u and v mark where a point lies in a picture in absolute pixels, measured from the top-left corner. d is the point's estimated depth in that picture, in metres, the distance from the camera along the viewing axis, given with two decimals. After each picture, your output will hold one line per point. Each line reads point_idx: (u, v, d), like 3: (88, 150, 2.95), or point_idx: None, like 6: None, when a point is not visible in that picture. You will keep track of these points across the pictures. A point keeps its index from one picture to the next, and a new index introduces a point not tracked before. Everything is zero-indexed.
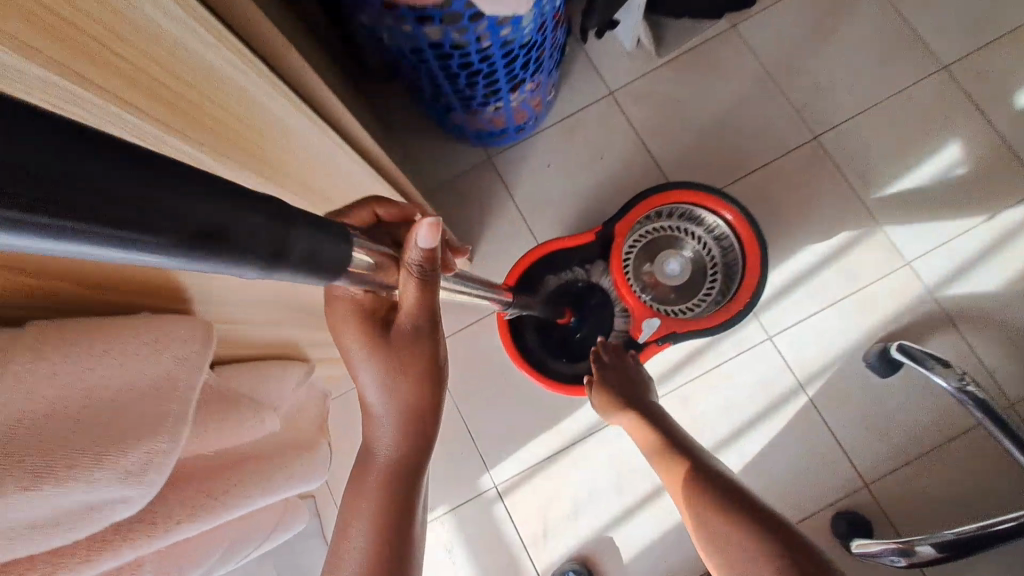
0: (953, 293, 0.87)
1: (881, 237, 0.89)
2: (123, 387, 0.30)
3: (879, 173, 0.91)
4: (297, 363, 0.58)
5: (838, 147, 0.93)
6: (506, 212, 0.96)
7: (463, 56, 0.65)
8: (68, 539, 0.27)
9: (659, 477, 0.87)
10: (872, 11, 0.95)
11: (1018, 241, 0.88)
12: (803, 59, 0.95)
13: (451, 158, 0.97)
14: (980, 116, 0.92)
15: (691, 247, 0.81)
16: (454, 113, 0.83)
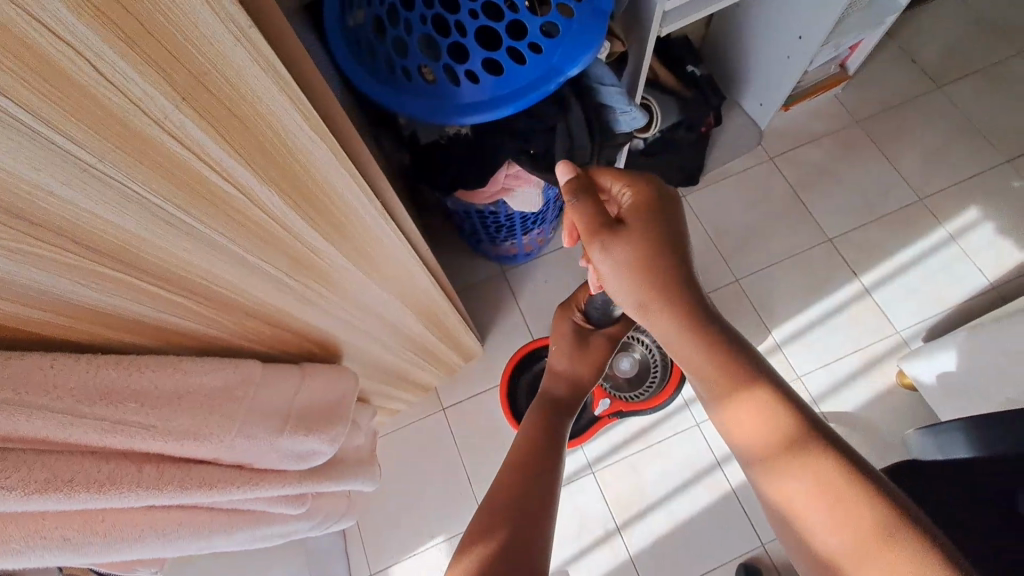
0: (830, 403, 1.18)
1: (779, 357, 1.22)
2: (325, 398, 0.61)
3: (783, 308, 1.26)
4: (370, 407, 0.87)
5: (755, 287, 1.28)
6: (512, 310, 1.29)
7: (494, 219, 1.03)
8: (292, 466, 0.56)
9: (610, 525, 1.12)
10: (779, 195, 1.36)
11: (881, 367, 1.20)
12: (731, 223, 1.34)
13: (476, 268, 1.33)
14: (854, 276, 1.28)
15: (639, 351, 1.14)
16: (482, 243, 1.20)
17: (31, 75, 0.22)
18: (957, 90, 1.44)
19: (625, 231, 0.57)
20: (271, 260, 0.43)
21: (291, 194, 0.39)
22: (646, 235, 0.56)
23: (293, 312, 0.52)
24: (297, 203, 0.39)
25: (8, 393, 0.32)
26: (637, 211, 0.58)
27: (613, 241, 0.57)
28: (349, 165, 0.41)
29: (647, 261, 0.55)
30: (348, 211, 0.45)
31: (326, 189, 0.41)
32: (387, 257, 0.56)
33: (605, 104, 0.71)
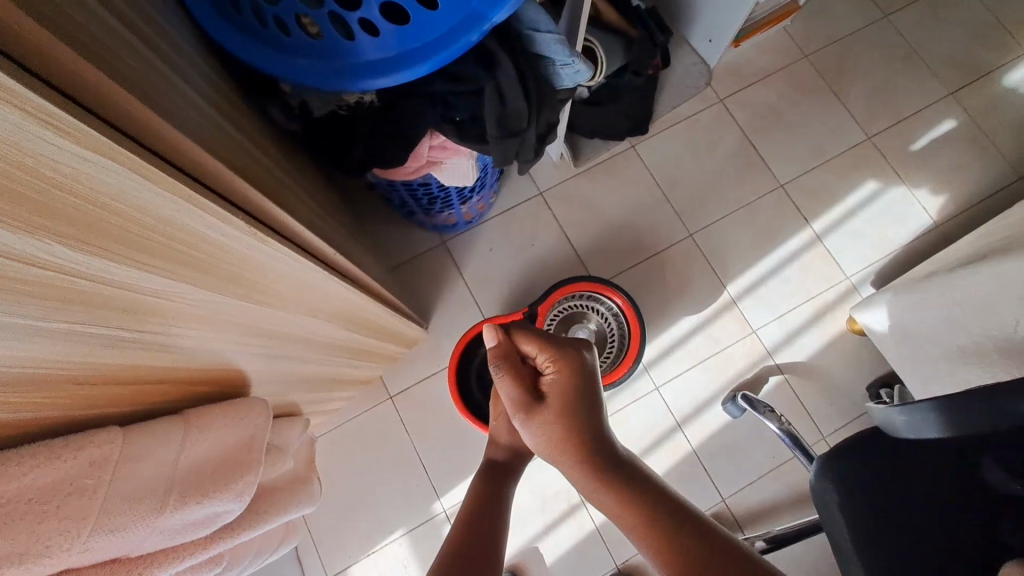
0: (784, 355, 1.17)
1: (735, 312, 1.19)
2: (227, 444, 0.50)
3: (737, 261, 1.22)
4: (299, 421, 0.77)
5: (709, 241, 1.23)
6: (457, 285, 1.19)
7: (426, 191, 0.90)
8: (190, 536, 0.46)
9: (574, 499, 1.09)
10: (730, 141, 1.29)
11: (832, 315, 1.19)
12: (682, 174, 1.27)
13: (413, 240, 1.20)
14: (805, 223, 1.25)
15: (595, 321, 1.08)
16: (417, 214, 1.07)
17: None
18: (903, 19, 1.39)
19: (546, 406, 0.61)
20: (86, 316, 0.31)
21: (76, 233, 0.27)
22: (566, 411, 0.60)
23: (157, 359, 0.40)
24: (88, 244, 0.28)
25: None
26: (558, 388, 0.61)
27: (536, 416, 0.61)
28: (166, 175, 0.29)
29: (566, 434, 0.59)
30: (185, 228, 0.33)
31: (131, 209, 0.29)
32: (272, 270, 0.44)
33: (542, 55, 0.59)
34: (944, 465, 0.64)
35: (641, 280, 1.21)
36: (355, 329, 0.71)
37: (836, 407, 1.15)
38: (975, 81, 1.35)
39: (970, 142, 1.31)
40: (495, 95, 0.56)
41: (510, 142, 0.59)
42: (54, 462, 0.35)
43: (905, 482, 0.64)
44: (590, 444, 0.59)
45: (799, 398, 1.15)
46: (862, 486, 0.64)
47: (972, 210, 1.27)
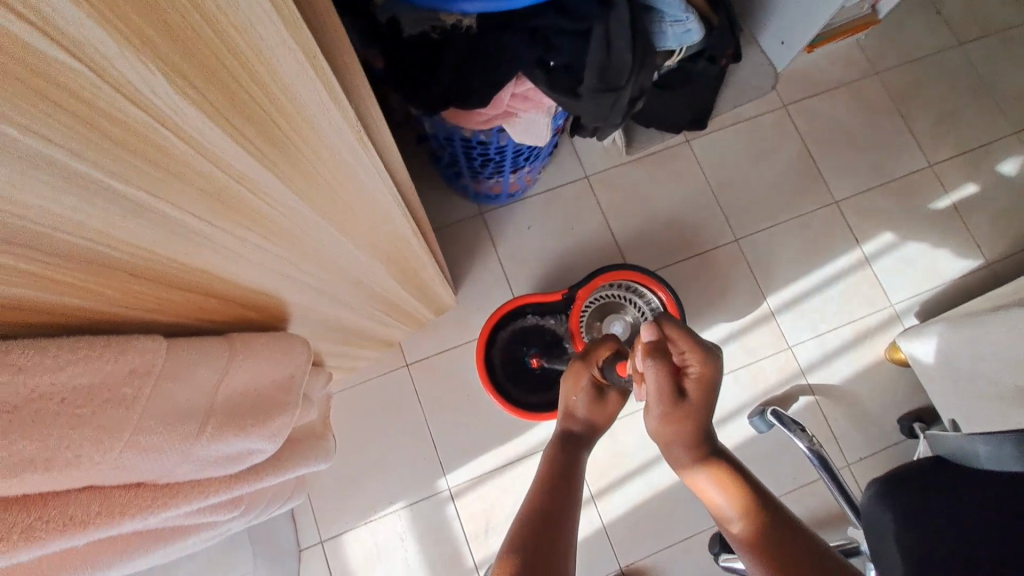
0: (817, 375, 1.13)
1: (773, 324, 1.15)
2: (267, 378, 0.45)
3: (781, 273, 1.18)
4: (324, 371, 0.72)
5: (755, 248, 1.19)
6: (490, 258, 1.14)
7: (482, 151, 0.85)
8: (218, 472, 0.42)
9: (584, 494, 1.05)
10: (788, 149, 1.25)
11: (872, 341, 1.15)
12: (735, 176, 1.22)
13: (450, 207, 1.15)
14: (856, 243, 1.20)
15: (632, 313, 1.03)
16: (462, 178, 1.02)
17: None
18: (977, 50, 1.35)
19: (691, 407, 0.52)
20: (163, 188, 0.26)
21: (180, 67, 0.22)
22: (706, 414, 0.53)
23: (215, 265, 0.35)
24: (189, 87, 0.23)
25: None
26: (702, 389, 0.53)
27: (677, 417, 0.52)
28: (291, 27, 0.25)
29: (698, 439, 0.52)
30: (289, 104, 0.28)
31: (238, 58, 0.24)
32: (352, 190, 0.40)
33: (653, 8, 0.55)
34: None
35: (680, 279, 1.16)
36: (398, 280, 0.66)
37: (864, 435, 1.11)
38: None
39: None
40: (602, 42, 0.52)
41: (605, 97, 0.55)
42: (95, 361, 0.30)
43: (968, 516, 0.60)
44: (715, 450, 0.53)
45: (827, 421, 1.11)
46: (923, 512, 0.60)
47: None
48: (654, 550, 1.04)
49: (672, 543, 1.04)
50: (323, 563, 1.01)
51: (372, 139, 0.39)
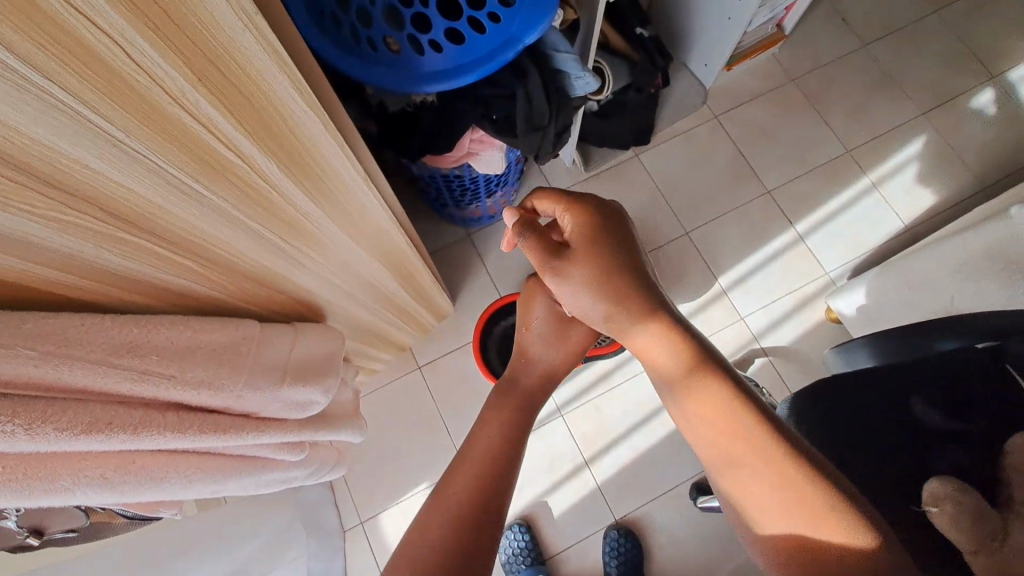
0: (768, 340, 1.32)
1: (725, 301, 1.34)
2: (316, 352, 0.66)
3: (728, 257, 1.38)
4: (352, 364, 0.93)
5: (703, 239, 1.39)
6: (479, 270, 1.35)
7: (460, 183, 1.07)
8: (291, 414, 0.62)
9: (578, 460, 1.23)
10: (723, 152, 1.46)
11: (811, 306, 1.34)
12: (679, 179, 1.44)
13: (442, 231, 1.37)
14: (789, 225, 1.41)
15: None
16: (448, 207, 1.25)
17: (75, 63, 0.26)
18: (881, 48, 1.56)
19: (581, 256, 0.63)
20: (267, 224, 0.47)
21: (285, 162, 0.43)
22: (594, 252, 0.62)
23: (282, 272, 0.56)
24: (288, 171, 0.44)
25: (53, 347, 0.35)
26: (579, 234, 0.64)
27: (574, 270, 0.63)
28: (338, 134, 0.46)
29: (600, 282, 0.62)
30: (334, 174, 0.50)
31: (313, 156, 0.45)
32: (366, 219, 0.61)
33: (560, 69, 0.76)
34: (885, 403, 0.78)
35: None
36: (403, 286, 0.88)
37: None
38: (946, 102, 1.51)
39: (940, 157, 1.47)
40: (524, 100, 0.73)
41: (534, 135, 0.77)
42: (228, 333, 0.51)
43: (852, 418, 0.78)
44: (623, 282, 0.62)
45: (781, 378, 1.29)
46: (819, 420, 0.78)
47: (940, 216, 1.42)
48: (643, 502, 1.21)
49: (658, 495, 1.22)
50: (364, 539, 1.20)
51: (377, 184, 0.60)
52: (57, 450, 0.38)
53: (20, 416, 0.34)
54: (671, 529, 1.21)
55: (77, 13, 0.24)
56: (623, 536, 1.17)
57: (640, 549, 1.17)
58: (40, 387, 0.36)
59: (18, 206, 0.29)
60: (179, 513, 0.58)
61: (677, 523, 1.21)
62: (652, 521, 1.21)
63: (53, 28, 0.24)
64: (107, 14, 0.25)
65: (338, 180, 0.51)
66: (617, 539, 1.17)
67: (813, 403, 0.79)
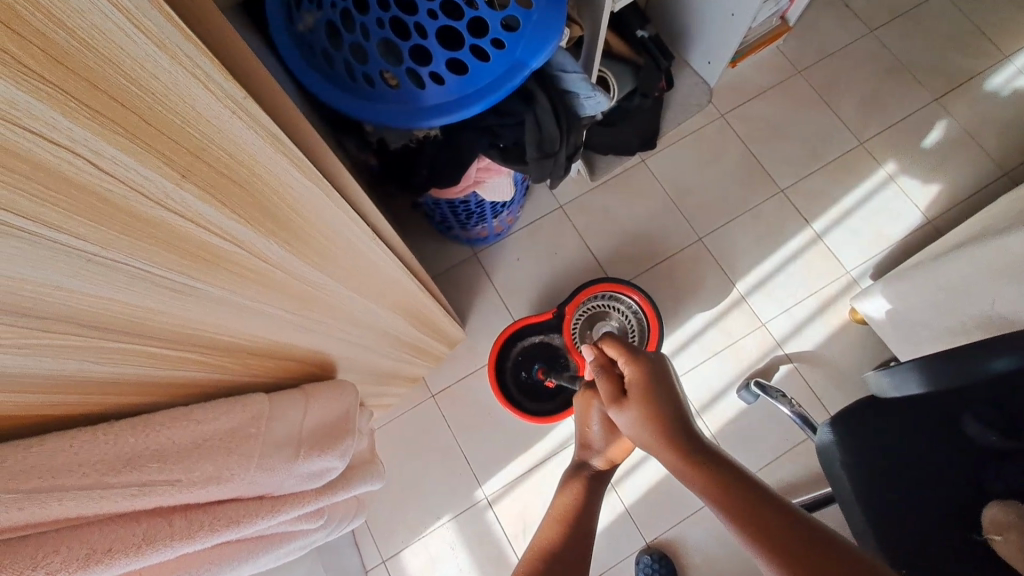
0: (793, 345, 1.27)
1: (745, 308, 1.30)
2: (331, 414, 0.62)
3: (745, 261, 1.33)
4: (366, 408, 0.89)
5: (717, 244, 1.34)
6: (488, 291, 1.31)
7: (465, 208, 1.03)
8: (308, 486, 0.58)
9: (604, 483, 1.19)
10: (732, 152, 1.41)
11: (835, 307, 1.29)
12: (689, 184, 1.39)
13: (447, 253, 1.32)
14: (806, 224, 1.36)
15: (617, 318, 1.19)
16: (453, 229, 1.20)
17: (35, 187, 0.22)
18: (888, 33, 1.51)
19: (632, 397, 0.61)
20: (272, 299, 0.43)
21: (284, 236, 0.39)
22: (653, 397, 0.60)
23: (287, 341, 0.52)
24: (290, 243, 0.40)
25: (39, 481, 0.31)
26: (640, 379, 0.62)
27: (628, 412, 0.61)
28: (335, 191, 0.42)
29: (652, 422, 0.58)
30: (338, 236, 0.45)
31: (314, 224, 0.41)
32: (372, 269, 0.57)
33: (569, 90, 0.72)
34: (935, 423, 0.74)
35: (655, 282, 1.32)
36: (414, 325, 0.83)
37: (843, 391, 1.25)
38: (960, 86, 1.46)
39: (958, 144, 1.41)
40: (534, 125, 0.69)
41: (545, 162, 0.72)
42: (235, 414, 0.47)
43: (900, 442, 0.74)
44: (678, 430, 0.57)
45: (808, 384, 1.25)
46: (866, 444, 0.74)
47: (961, 206, 1.37)
48: (674, 523, 1.17)
49: (689, 514, 1.18)
50: None
51: (384, 235, 0.56)
52: None
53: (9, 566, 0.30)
54: (704, 549, 1.16)
55: (24, 130, 0.20)
56: (656, 561, 1.13)
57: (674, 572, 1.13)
58: (25, 526, 0.31)
59: None
60: None
61: (711, 542, 1.17)
62: (684, 542, 1.17)
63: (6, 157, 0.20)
64: (59, 122, 0.21)
65: (343, 241, 0.47)
66: (651, 565, 1.13)
67: (857, 427, 0.74)
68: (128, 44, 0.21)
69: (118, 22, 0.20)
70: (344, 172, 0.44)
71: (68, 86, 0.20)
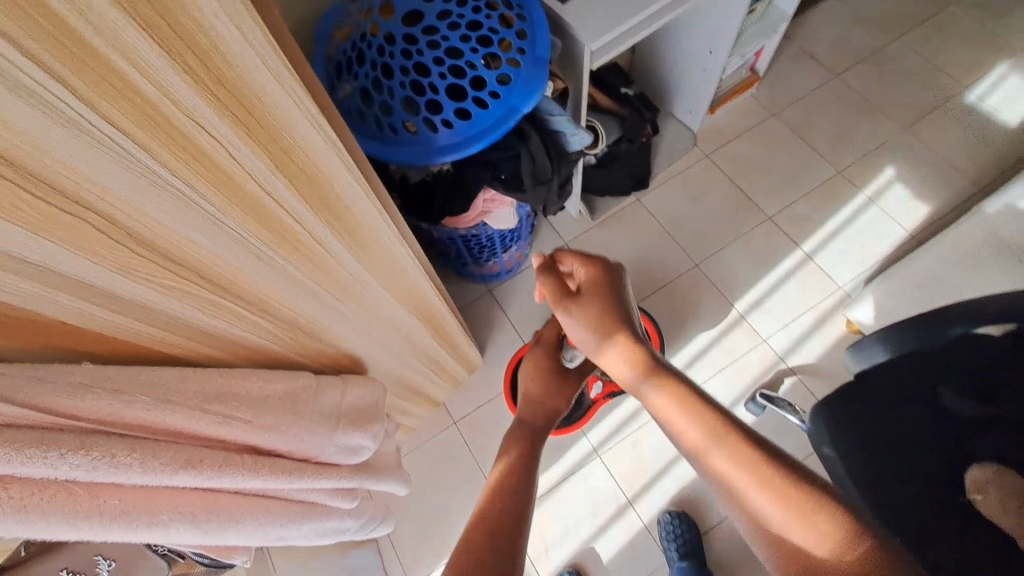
0: (795, 358, 1.33)
1: (744, 326, 1.37)
2: (364, 400, 0.72)
3: (741, 284, 1.42)
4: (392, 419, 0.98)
5: (713, 269, 1.45)
6: (502, 323, 1.42)
7: (477, 242, 1.16)
8: (343, 460, 0.67)
9: (622, 500, 1.23)
10: (719, 187, 1.55)
11: (832, 320, 1.36)
12: (682, 217, 1.52)
13: (464, 290, 1.45)
14: (795, 246, 1.46)
15: None
16: (468, 266, 1.34)
17: (192, 162, 0.35)
18: (852, 76, 1.67)
19: (588, 291, 0.69)
20: (319, 281, 0.56)
21: (335, 227, 0.52)
22: (607, 294, 0.68)
23: (326, 327, 0.64)
24: (339, 234, 0.53)
25: (156, 394, 0.43)
26: (591, 278, 0.70)
27: (581, 303, 0.68)
28: (374, 195, 0.54)
29: (604, 310, 0.66)
30: (374, 234, 0.58)
31: (355, 221, 0.54)
32: (402, 274, 0.69)
33: (557, 130, 0.87)
34: (912, 398, 0.80)
35: (658, 307, 1.42)
36: (440, 340, 0.95)
37: None
38: (926, 116, 1.60)
39: (932, 166, 1.52)
40: (528, 158, 0.83)
41: (540, 188, 0.86)
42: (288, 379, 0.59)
43: (885, 420, 0.80)
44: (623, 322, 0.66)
45: (813, 395, 1.29)
46: (851, 424, 0.81)
47: (943, 221, 1.46)
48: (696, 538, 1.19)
49: (708, 528, 1.20)
50: None
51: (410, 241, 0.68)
52: (151, 484, 0.43)
53: (135, 451, 0.40)
54: (726, 564, 1.18)
55: (196, 124, 0.33)
56: (675, 519, 1.18)
57: (696, 531, 1.17)
58: (149, 430, 0.42)
59: (140, 276, 0.38)
60: (249, 561, 0.63)
61: (733, 557, 1.18)
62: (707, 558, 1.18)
63: (182, 139, 0.33)
64: (215, 123, 0.34)
65: (379, 237, 0.59)
66: (671, 523, 1.18)
67: (842, 410, 0.81)
68: (269, 86, 0.35)
69: (258, 66, 0.34)
70: (378, 182, 0.57)
71: (225, 103, 0.34)
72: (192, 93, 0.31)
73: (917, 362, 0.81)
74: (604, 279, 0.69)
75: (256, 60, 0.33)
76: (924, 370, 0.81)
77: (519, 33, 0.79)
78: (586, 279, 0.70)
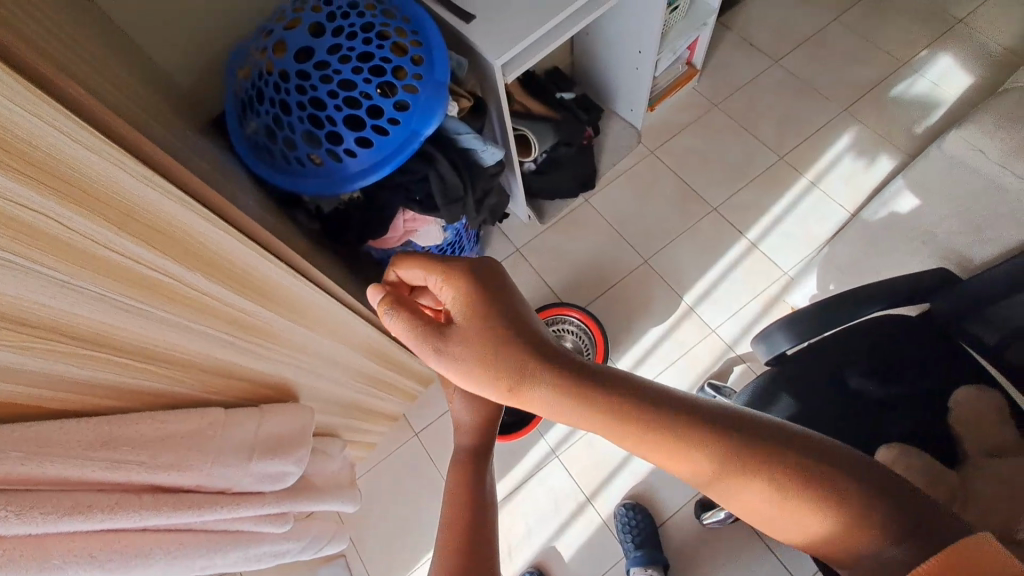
0: (744, 346, 1.36)
1: (694, 317, 1.40)
2: (286, 426, 0.75)
3: (689, 276, 1.45)
4: (338, 439, 1.00)
5: (661, 264, 1.47)
6: None
7: None
8: (265, 486, 0.70)
9: (581, 498, 1.26)
10: (665, 181, 1.57)
11: (778, 305, 1.39)
12: (629, 214, 1.54)
13: None
14: (741, 235, 1.48)
15: (570, 339, 1.31)
16: None
17: (28, 239, 0.37)
18: (792, 61, 1.69)
19: (460, 319, 0.58)
20: (210, 323, 0.59)
21: (207, 270, 0.55)
22: (485, 313, 0.58)
23: (235, 362, 0.66)
24: (214, 276, 0.56)
25: (36, 447, 0.45)
26: (459, 300, 0.59)
27: (456, 339, 0.58)
28: (238, 233, 0.58)
29: (495, 341, 0.56)
30: (252, 269, 0.62)
31: (227, 260, 0.58)
32: (296, 296, 0.72)
33: (466, 148, 0.89)
34: (823, 382, 0.81)
35: (609, 305, 1.44)
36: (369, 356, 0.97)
37: None
38: (865, 95, 1.61)
39: (872, 145, 1.55)
40: (437, 179, 0.86)
41: (454, 206, 0.88)
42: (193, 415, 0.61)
43: (802, 406, 0.81)
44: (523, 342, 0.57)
45: None
46: (770, 410, 0.81)
47: None
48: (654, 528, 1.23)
49: (665, 518, 1.23)
50: None
51: (291, 260, 0.71)
52: (38, 532, 0.45)
53: (11, 504, 0.42)
54: (684, 551, 1.21)
55: (17, 206, 0.35)
56: (632, 510, 1.22)
57: (651, 520, 1.21)
58: (29, 482, 0.45)
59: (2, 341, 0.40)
60: None
61: (690, 545, 1.21)
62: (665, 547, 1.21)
63: (10, 222, 0.36)
64: (38, 202, 0.36)
65: (257, 271, 0.63)
66: (628, 514, 1.21)
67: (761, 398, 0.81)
68: (81, 155, 0.38)
69: (66, 144, 0.37)
70: (242, 214, 0.60)
71: (44, 181, 0.36)
72: (4, 178, 0.34)
73: (828, 348, 0.84)
74: (468, 288, 0.59)
75: (60, 138, 0.36)
76: (835, 354, 0.83)
77: (414, 59, 0.81)
78: (451, 301, 0.59)
